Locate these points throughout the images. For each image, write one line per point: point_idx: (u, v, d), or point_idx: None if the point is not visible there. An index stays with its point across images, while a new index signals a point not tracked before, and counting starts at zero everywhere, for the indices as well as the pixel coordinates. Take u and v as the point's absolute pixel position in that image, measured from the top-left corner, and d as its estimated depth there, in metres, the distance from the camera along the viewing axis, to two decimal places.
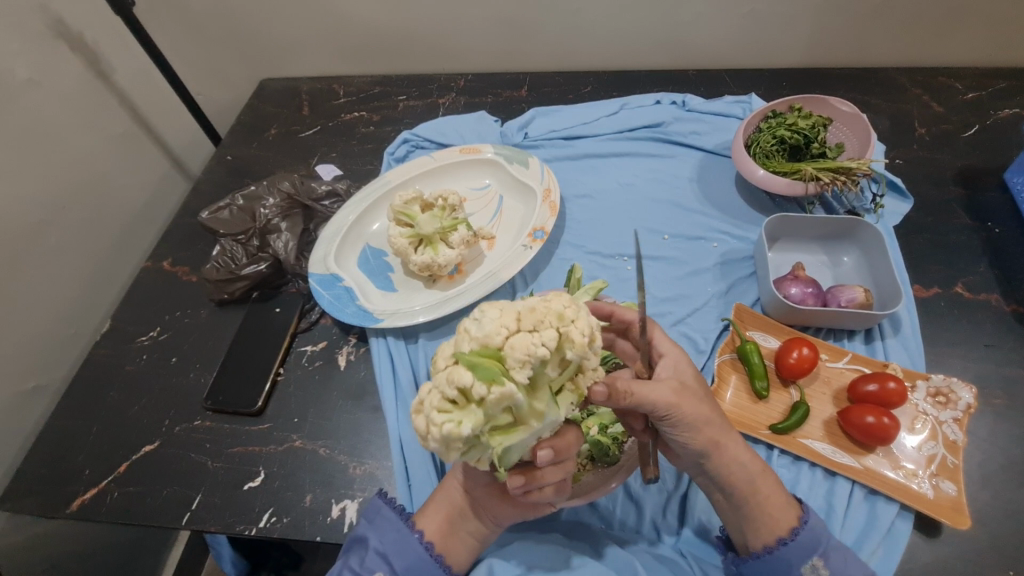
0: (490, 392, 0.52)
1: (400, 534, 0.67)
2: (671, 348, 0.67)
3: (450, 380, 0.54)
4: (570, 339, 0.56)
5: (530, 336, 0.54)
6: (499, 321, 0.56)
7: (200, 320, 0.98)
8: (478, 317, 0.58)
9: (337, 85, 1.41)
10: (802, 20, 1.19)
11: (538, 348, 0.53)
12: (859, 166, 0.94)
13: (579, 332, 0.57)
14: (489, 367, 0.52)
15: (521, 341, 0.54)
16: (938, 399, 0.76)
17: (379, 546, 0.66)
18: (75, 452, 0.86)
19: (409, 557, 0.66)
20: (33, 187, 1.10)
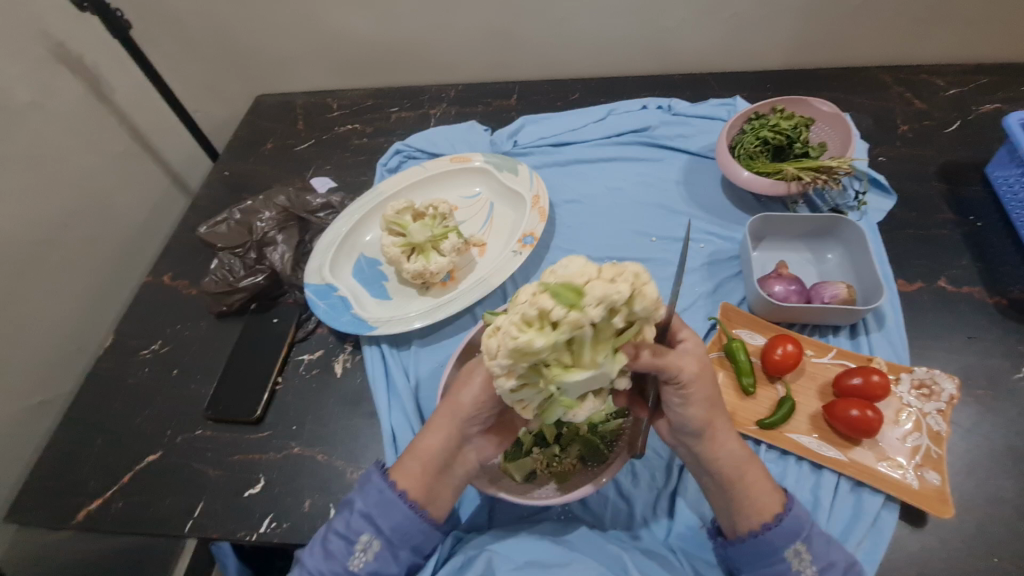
0: (564, 317, 0.54)
1: (383, 496, 0.69)
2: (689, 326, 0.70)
3: (530, 303, 0.56)
4: (646, 293, 0.58)
5: (610, 280, 0.56)
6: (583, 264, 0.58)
7: (200, 331, 1.00)
8: (565, 261, 0.60)
9: (331, 99, 1.44)
10: (783, 22, 1.22)
11: (615, 293, 0.54)
12: (839, 165, 0.96)
13: (653, 291, 0.58)
14: (569, 297, 0.55)
15: (604, 282, 0.55)
16: (923, 391, 0.78)
17: (364, 509, 0.69)
18: (80, 463, 0.88)
19: (394, 517, 0.68)
20: (34, 207, 1.13)
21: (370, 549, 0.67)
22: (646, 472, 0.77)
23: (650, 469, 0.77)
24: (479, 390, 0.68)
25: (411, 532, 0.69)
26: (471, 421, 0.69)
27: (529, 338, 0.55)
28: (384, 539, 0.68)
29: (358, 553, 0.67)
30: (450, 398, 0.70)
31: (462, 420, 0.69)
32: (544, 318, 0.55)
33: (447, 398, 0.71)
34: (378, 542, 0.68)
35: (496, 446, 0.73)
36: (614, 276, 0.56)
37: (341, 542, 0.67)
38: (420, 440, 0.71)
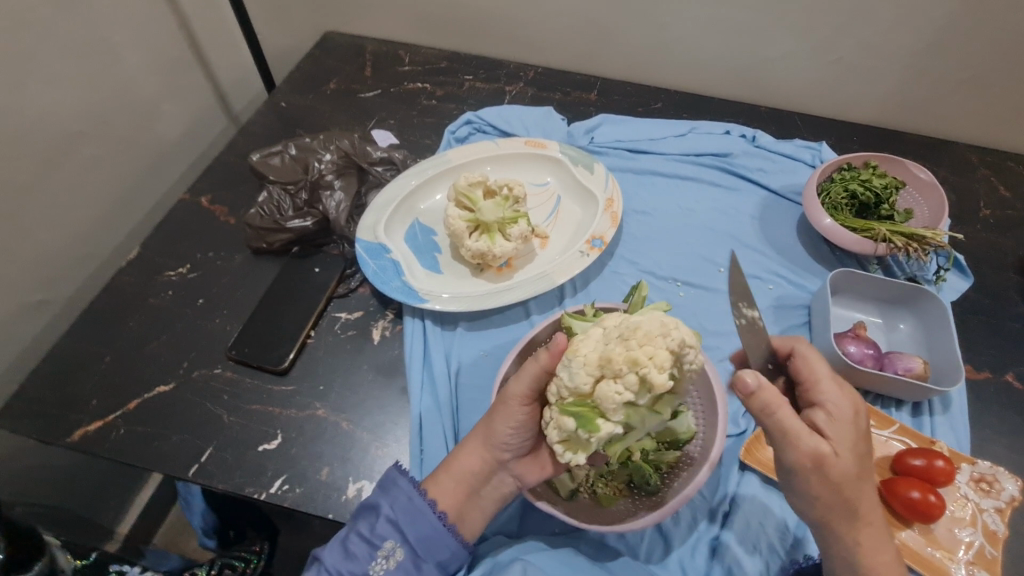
0: (593, 437, 0.59)
1: (412, 503, 0.64)
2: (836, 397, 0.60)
3: (554, 424, 0.61)
4: (659, 376, 0.57)
5: (615, 387, 0.57)
6: (583, 372, 0.58)
7: (233, 266, 0.94)
8: (564, 362, 0.60)
9: (403, 52, 1.37)
10: (886, 77, 1.18)
11: (623, 393, 0.57)
12: (934, 237, 0.91)
13: (664, 367, 0.57)
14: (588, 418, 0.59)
15: (610, 391, 0.57)
16: (981, 485, 0.74)
17: (390, 514, 0.64)
18: (84, 379, 0.82)
19: (421, 527, 0.63)
20: (78, 96, 1.05)
21: (393, 557, 0.62)
22: (687, 514, 0.72)
23: (692, 511, 0.73)
24: (513, 418, 0.64)
25: (438, 546, 0.64)
26: (508, 446, 0.65)
27: (572, 453, 0.61)
28: (409, 549, 0.63)
29: (379, 559, 0.62)
30: (484, 421, 0.67)
31: (496, 445, 0.65)
32: (575, 437, 0.61)
33: (480, 422, 0.67)
34: (402, 551, 0.63)
35: (539, 471, 0.67)
36: (615, 374, 0.58)
37: (363, 545, 0.62)
38: (455, 455, 0.67)
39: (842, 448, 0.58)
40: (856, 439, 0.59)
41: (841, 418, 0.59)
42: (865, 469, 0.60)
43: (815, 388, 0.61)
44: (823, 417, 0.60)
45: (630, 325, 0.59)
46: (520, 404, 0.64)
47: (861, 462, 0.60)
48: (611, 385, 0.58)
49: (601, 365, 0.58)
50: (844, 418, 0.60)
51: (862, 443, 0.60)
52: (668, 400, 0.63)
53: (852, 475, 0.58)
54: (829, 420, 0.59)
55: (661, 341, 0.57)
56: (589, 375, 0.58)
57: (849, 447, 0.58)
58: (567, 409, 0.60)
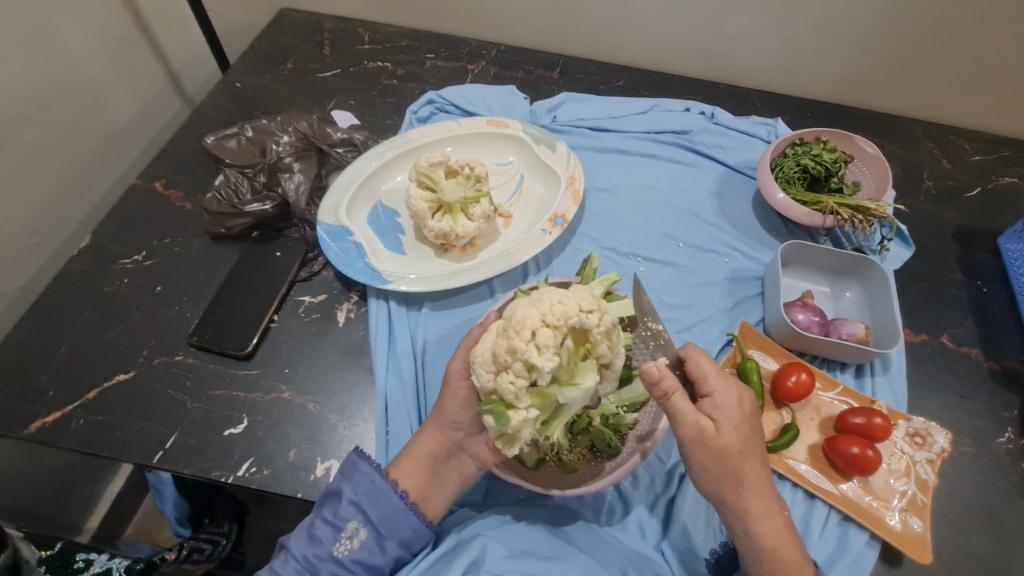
0: (512, 428, 0.61)
1: (374, 485, 0.65)
2: (720, 387, 0.66)
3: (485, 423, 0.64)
4: (541, 355, 0.59)
5: (507, 376, 0.60)
6: (482, 370, 0.62)
7: (191, 251, 0.92)
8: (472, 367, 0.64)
9: (363, 30, 1.34)
10: (838, 53, 1.21)
11: (514, 380, 0.60)
12: (878, 208, 0.96)
13: (546, 348, 0.59)
14: (498, 411, 0.61)
15: (504, 382, 0.60)
16: (916, 439, 0.80)
17: (353, 497, 0.65)
18: (39, 370, 0.80)
19: (384, 507, 0.65)
20: (18, 77, 1.01)
21: (356, 537, 0.64)
22: (646, 476, 0.76)
23: (650, 474, 0.76)
24: (457, 395, 0.68)
25: (401, 525, 0.65)
26: (458, 424, 0.68)
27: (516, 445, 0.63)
28: (373, 529, 0.65)
29: (343, 541, 0.64)
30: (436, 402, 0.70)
31: (448, 425, 0.68)
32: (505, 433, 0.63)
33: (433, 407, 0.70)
34: (365, 531, 0.64)
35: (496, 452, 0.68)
36: (503, 365, 0.60)
37: (327, 529, 0.64)
38: (415, 441, 0.69)
39: (728, 426, 0.64)
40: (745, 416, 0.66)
41: (729, 403, 0.65)
42: (753, 444, 0.66)
43: (702, 382, 0.66)
44: (711, 405, 0.65)
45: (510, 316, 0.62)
46: (461, 377, 0.68)
47: (751, 436, 0.66)
48: (504, 376, 0.60)
49: (494, 360, 0.61)
50: (730, 404, 0.65)
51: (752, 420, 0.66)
52: (588, 367, 0.64)
53: (743, 446, 0.64)
54: (716, 407, 0.65)
55: (534, 321, 0.60)
56: (489, 372, 0.62)
57: (736, 425, 0.64)
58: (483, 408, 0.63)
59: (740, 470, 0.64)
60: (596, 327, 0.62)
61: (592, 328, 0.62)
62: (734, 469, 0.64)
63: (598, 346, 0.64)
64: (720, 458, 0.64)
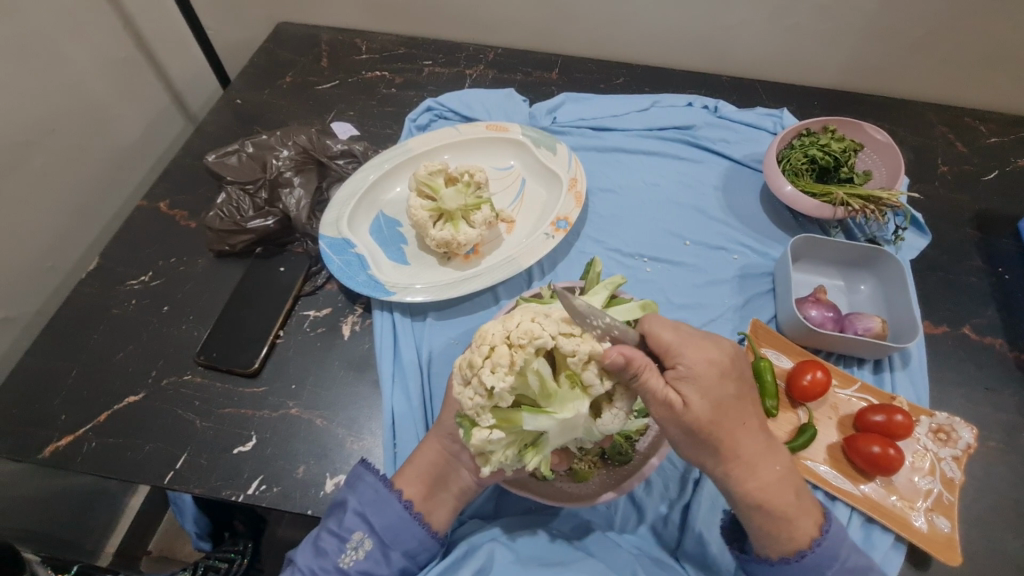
0: (478, 447, 0.61)
1: (379, 495, 0.65)
2: (685, 355, 0.60)
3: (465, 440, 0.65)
4: (494, 374, 0.59)
5: (469, 392, 0.61)
6: (456, 384, 0.64)
7: (197, 269, 0.93)
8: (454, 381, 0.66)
9: (360, 40, 1.34)
10: (844, 39, 1.18)
11: (474, 396, 0.60)
12: (891, 198, 0.93)
13: (500, 367, 0.58)
14: (465, 426, 0.62)
15: (465, 396, 0.61)
16: (940, 435, 0.77)
17: (357, 508, 0.64)
18: (51, 395, 0.81)
19: (388, 516, 0.64)
20: (23, 105, 1.02)
21: (362, 548, 0.63)
22: (660, 483, 0.75)
23: (664, 480, 0.75)
24: (454, 405, 0.68)
25: (406, 534, 0.65)
26: (455, 435, 0.67)
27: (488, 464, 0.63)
28: (377, 539, 0.64)
29: (348, 552, 0.63)
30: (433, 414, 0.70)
31: (445, 435, 0.67)
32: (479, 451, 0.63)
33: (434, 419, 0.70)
34: (370, 541, 0.64)
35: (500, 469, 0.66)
36: (466, 381, 0.62)
37: (333, 540, 0.63)
38: (416, 452, 0.68)
39: (694, 400, 0.59)
40: (715, 384, 0.60)
41: (695, 371, 0.59)
42: (727, 412, 0.60)
43: (667, 354, 0.60)
44: (677, 376, 0.60)
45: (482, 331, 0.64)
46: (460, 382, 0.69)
47: (725, 404, 0.60)
48: (465, 391, 0.61)
49: (463, 376, 0.63)
50: (697, 373, 0.59)
51: (726, 384, 0.61)
52: (569, 395, 0.61)
53: (715, 416, 0.60)
54: (682, 378, 0.59)
55: (495, 338, 0.61)
56: (461, 387, 0.63)
57: (704, 396, 0.59)
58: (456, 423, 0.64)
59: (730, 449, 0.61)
60: (572, 353, 0.60)
61: (569, 354, 0.60)
62: (709, 441, 0.60)
63: (580, 374, 0.60)
64: (691, 431, 0.59)
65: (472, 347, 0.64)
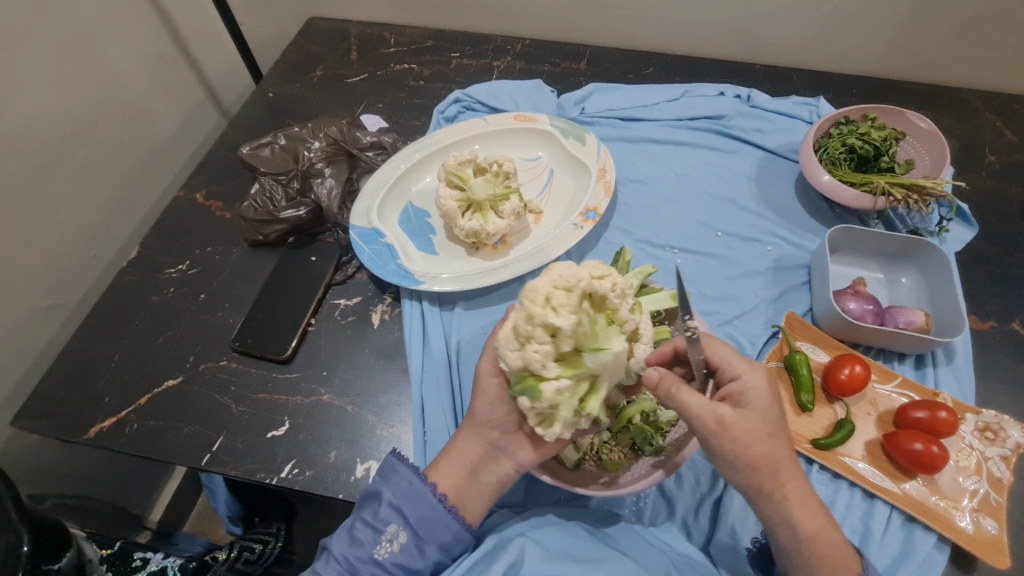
0: (549, 402, 0.61)
1: (413, 487, 0.65)
2: (748, 371, 0.62)
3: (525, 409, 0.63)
4: (556, 319, 0.58)
5: (535, 348, 0.60)
6: (510, 351, 0.62)
7: (231, 258, 0.95)
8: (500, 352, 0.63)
9: (388, 34, 1.35)
10: (885, 25, 1.13)
11: (540, 350, 0.59)
12: (935, 186, 0.89)
13: (562, 309, 0.58)
14: (533, 386, 0.61)
15: (533, 353, 0.60)
16: (986, 434, 0.74)
17: (392, 499, 0.64)
18: (95, 378, 0.84)
19: (423, 510, 0.64)
20: (67, 100, 1.06)
21: (397, 540, 0.63)
22: (691, 476, 0.74)
23: (695, 473, 0.74)
24: (487, 394, 0.67)
25: (440, 528, 0.64)
26: (491, 423, 0.67)
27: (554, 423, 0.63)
28: (412, 531, 0.64)
29: (384, 543, 0.63)
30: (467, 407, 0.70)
31: (480, 425, 0.67)
32: (542, 411, 0.63)
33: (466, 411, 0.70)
34: (405, 533, 0.63)
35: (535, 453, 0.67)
36: (528, 337, 0.60)
37: (368, 530, 0.63)
38: (452, 444, 0.69)
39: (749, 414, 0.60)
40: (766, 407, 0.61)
41: (756, 390, 0.61)
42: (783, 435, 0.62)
43: (727, 368, 0.63)
44: (739, 390, 0.61)
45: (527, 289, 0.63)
46: (489, 376, 0.67)
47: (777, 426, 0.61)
48: (526, 349, 0.60)
49: (517, 337, 0.61)
50: (759, 394, 0.61)
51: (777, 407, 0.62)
52: (611, 332, 0.62)
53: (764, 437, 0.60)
54: (741, 393, 0.61)
55: (545, 287, 0.60)
56: (514, 350, 0.62)
57: (756, 415, 0.60)
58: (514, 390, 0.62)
59: (771, 458, 0.60)
60: (608, 290, 0.60)
61: (607, 293, 0.60)
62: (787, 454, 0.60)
63: (617, 310, 0.62)
64: (744, 446, 0.59)
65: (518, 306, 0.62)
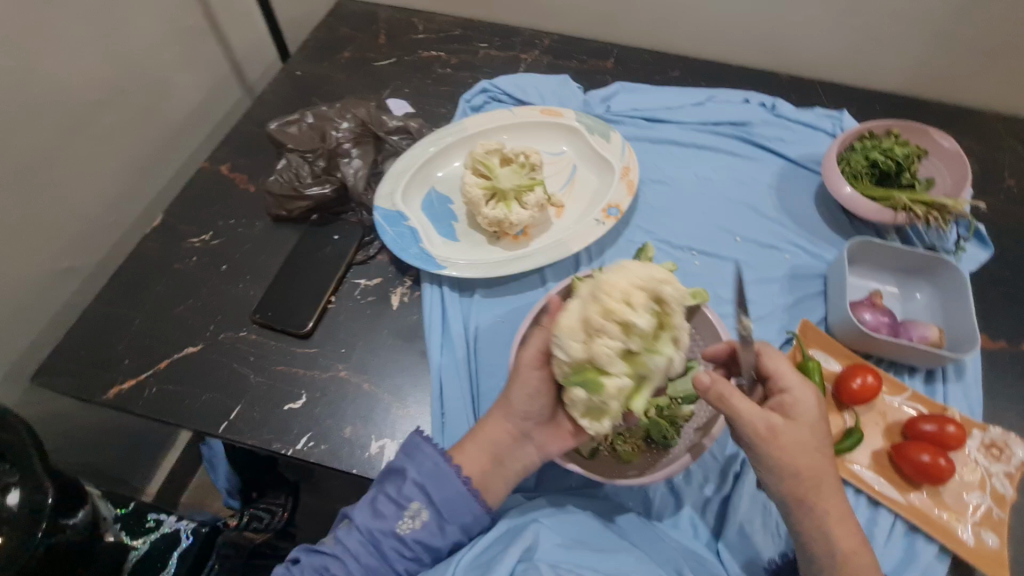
0: (604, 397, 0.62)
1: (438, 468, 0.65)
2: (799, 385, 0.63)
3: (572, 400, 0.64)
4: (633, 318, 0.60)
5: (605, 343, 0.60)
6: (574, 342, 0.61)
7: (254, 232, 0.96)
8: (558, 343, 0.63)
9: (417, 20, 1.35)
10: (914, 43, 1.14)
11: (611, 347, 0.60)
12: (956, 205, 0.90)
13: (639, 310, 0.60)
14: (593, 380, 0.61)
15: (603, 348, 0.60)
16: (992, 451, 0.75)
17: (416, 478, 0.65)
18: (115, 341, 0.85)
19: (447, 490, 0.65)
20: (98, 65, 1.06)
21: (419, 517, 0.64)
22: (699, 473, 0.75)
23: (704, 471, 0.75)
24: (526, 384, 0.67)
25: (463, 510, 0.65)
26: (527, 414, 0.67)
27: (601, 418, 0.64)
28: (434, 511, 0.64)
29: (406, 519, 0.64)
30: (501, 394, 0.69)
31: (517, 415, 0.67)
32: (591, 405, 0.64)
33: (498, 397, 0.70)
34: (427, 512, 0.64)
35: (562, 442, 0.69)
36: (601, 331, 0.61)
37: (391, 505, 0.64)
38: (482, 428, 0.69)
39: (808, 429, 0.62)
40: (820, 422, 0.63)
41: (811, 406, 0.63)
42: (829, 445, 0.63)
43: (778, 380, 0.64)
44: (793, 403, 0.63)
45: (596, 283, 0.64)
46: (532, 367, 0.66)
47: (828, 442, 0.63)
48: (596, 343, 0.61)
49: (585, 329, 0.62)
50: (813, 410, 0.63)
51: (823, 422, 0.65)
52: (666, 337, 0.64)
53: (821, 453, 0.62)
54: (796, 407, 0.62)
55: (622, 285, 0.61)
56: (578, 342, 0.61)
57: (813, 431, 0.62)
58: (570, 381, 0.63)
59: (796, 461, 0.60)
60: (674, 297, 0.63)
61: (671, 299, 0.63)
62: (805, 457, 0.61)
63: (676, 317, 0.64)
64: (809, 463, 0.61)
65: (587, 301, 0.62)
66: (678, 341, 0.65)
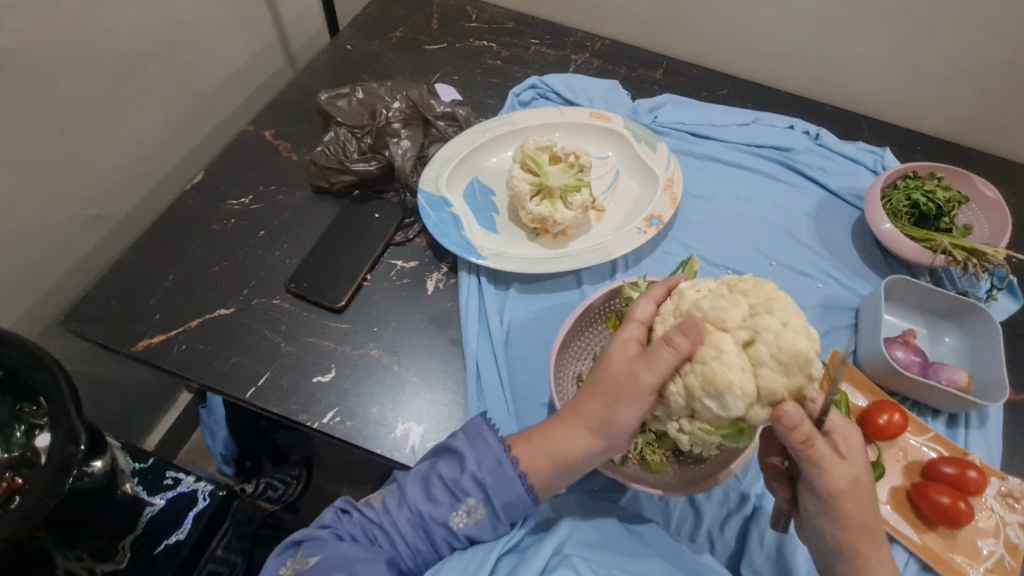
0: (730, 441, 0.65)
1: (499, 467, 0.63)
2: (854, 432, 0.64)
3: (689, 435, 0.64)
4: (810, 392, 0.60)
5: (777, 411, 0.59)
6: (742, 403, 0.58)
7: (295, 201, 0.95)
8: (721, 400, 0.58)
9: (471, 8, 1.35)
10: (964, 89, 1.15)
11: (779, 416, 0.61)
12: (996, 254, 0.90)
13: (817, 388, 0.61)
14: (740, 436, 0.62)
15: (771, 416, 0.59)
16: (1009, 501, 0.76)
17: (475, 472, 0.63)
18: (147, 294, 0.84)
19: (508, 494, 0.63)
20: (152, 15, 1.05)
21: (474, 513, 0.63)
22: (720, 490, 0.75)
23: (725, 489, 0.75)
24: (632, 401, 0.61)
25: (519, 511, 0.64)
26: (625, 431, 0.63)
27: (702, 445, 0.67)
28: (490, 509, 0.63)
29: (460, 513, 0.63)
30: (598, 404, 0.62)
31: (612, 431, 0.62)
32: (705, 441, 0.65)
33: (593, 402, 0.63)
34: (482, 510, 0.63)
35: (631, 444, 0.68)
36: (778, 403, 0.59)
37: (444, 494, 0.63)
38: (557, 435, 0.64)
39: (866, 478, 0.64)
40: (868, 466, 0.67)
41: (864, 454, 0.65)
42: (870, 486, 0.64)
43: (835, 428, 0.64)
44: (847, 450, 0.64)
45: (787, 349, 0.58)
46: (646, 389, 0.61)
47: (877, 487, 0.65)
48: (772, 412, 0.59)
49: (761, 396, 0.58)
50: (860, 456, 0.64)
51: None
52: None
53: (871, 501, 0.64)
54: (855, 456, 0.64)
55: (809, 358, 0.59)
56: (747, 402, 0.58)
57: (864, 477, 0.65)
58: (714, 431, 0.62)
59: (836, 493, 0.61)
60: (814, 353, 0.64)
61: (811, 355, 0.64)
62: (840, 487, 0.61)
63: None
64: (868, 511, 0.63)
65: (775, 370, 0.58)
66: (808, 379, 0.59)
